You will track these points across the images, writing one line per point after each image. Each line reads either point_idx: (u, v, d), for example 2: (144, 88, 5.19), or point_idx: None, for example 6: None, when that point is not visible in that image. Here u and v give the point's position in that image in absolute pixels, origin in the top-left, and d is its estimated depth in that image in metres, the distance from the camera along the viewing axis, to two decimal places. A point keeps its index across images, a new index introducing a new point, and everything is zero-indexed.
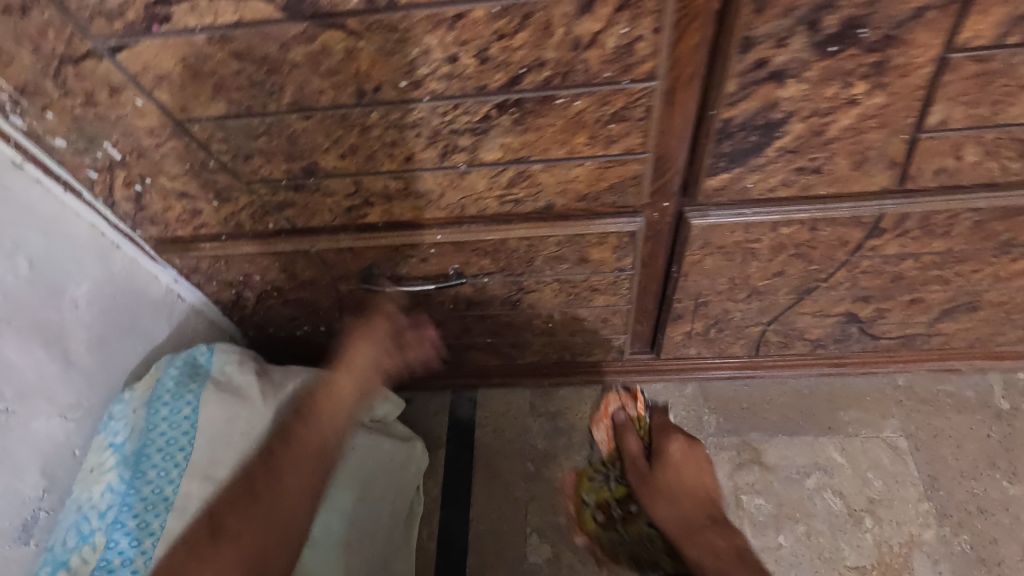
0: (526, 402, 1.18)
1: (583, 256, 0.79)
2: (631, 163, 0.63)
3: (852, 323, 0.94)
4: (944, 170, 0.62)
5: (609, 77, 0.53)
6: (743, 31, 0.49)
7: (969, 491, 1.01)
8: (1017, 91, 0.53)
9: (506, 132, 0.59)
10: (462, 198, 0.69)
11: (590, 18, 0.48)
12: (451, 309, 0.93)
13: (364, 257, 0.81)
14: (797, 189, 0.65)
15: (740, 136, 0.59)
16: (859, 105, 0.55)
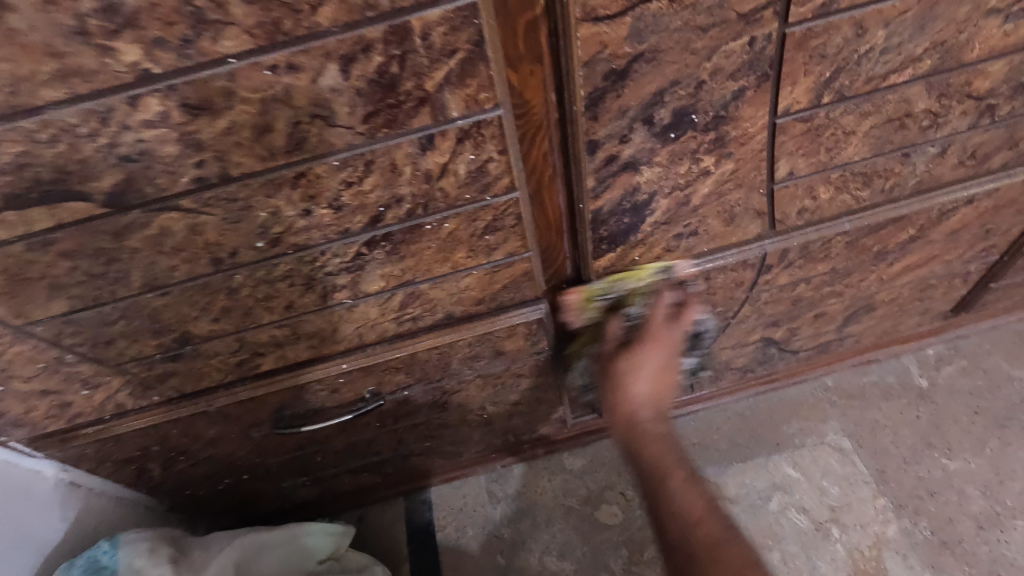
0: (482, 490, 1.15)
1: (497, 349, 0.77)
2: (517, 263, 0.63)
3: (770, 345, 0.97)
4: (805, 210, 0.66)
5: (471, 198, 0.53)
6: (586, 136, 0.50)
7: (916, 475, 1.04)
8: (844, 138, 0.57)
9: (383, 263, 0.57)
10: (355, 329, 0.66)
11: (435, 153, 0.47)
12: (378, 426, 0.88)
13: (270, 401, 0.75)
14: (682, 250, 0.67)
15: (614, 220, 0.60)
16: (712, 174, 0.57)
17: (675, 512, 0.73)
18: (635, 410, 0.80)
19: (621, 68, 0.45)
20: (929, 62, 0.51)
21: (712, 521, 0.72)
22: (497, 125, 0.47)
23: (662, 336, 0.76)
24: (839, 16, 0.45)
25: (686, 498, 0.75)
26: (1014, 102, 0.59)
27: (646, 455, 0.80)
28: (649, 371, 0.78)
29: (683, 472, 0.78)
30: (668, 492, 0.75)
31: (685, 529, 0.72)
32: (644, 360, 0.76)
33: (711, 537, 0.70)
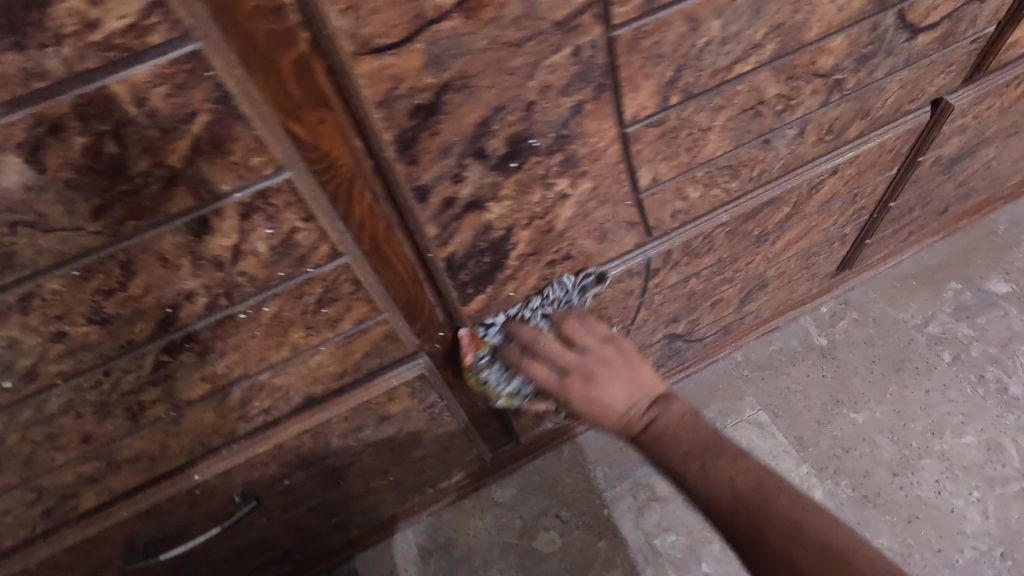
0: (411, 546, 1.05)
1: (382, 414, 0.68)
2: (373, 328, 0.53)
3: (675, 339, 0.94)
4: (678, 212, 0.61)
5: (286, 274, 0.43)
6: (409, 183, 0.41)
7: (831, 435, 1.06)
8: (702, 135, 0.52)
9: (199, 365, 0.46)
10: (193, 439, 0.54)
11: (216, 236, 0.37)
12: (267, 523, 0.76)
13: (113, 537, 0.61)
14: (559, 276, 0.61)
15: (473, 263, 0.52)
16: (571, 196, 0.51)
17: (714, 517, 0.56)
18: (617, 418, 0.65)
19: (428, 102, 0.36)
20: (771, 46, 0.47)
21: (777, 505, 0.53)
22: (290, 190, 0.37)
23: (595, 370, 0.65)
24: (667, 10, 0.39)
25: (726, 472, 0.57)
26: (859, 74, 0.57)
27: (694, 464, 0.58)
28: (611, 400, 0.64)
29: (698, 462, 0.58)
30: (691, 491, 0.58)
31: (744, 536, 0.53)
32: (602, 399, 0.64)
33: (782, 532, 0.51)
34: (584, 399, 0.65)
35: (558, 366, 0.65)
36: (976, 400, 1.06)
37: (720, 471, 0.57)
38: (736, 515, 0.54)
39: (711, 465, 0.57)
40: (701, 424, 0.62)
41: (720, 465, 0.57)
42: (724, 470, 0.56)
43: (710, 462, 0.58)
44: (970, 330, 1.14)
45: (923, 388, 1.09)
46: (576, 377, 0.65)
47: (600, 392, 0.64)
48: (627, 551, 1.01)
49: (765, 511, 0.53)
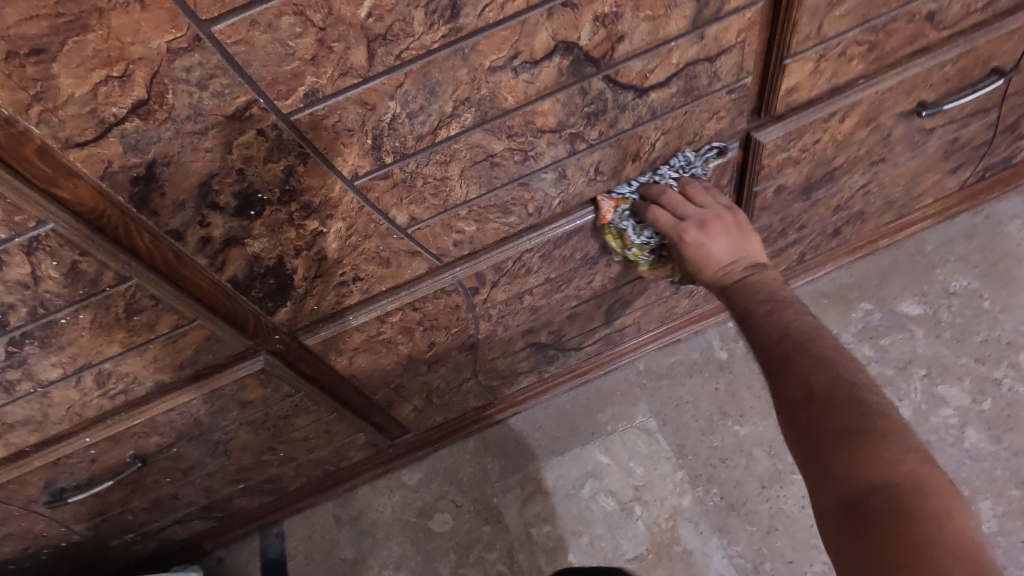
0: (329, 515, 1.21)
1: (241, 399, 0.83)
2: (192, 331, 0.68)
3: (546, 347, 1.04)
4: (461, 241, 0.72)
5: (87, 291, 0.58)
6: (162, 228, 0.56)
7: (711, 445, 1.11)
8: (441, 183, 0.63)
9: (44, 355, 0.63)
10: (68, 409, 0.72)
11: (11, 267, 0.53)
12: (172, 481, 0.94)
13: (32, 481, 0.80)
14: (361, 293, 0.73)
15: (259, 283, 0.65)
16: (328, 233, 0.63)
17: (758, 338, 0.66)
18: (716, 268, 0.74)
19: (143, 174, 0.50)
20: (469, 114, 0.57)
21: (820, 346, 0.62)
22: (59, 236, 0.52)
23: (707, 221, 0.74)
24: (334, 99, 0.51)
25: (787, 317, 0.66)
26: (598, 127, 0.65)
27: (756, 312, 0.69)
28: (719, 254, 0.73)
29: (766, 306, 0.69)
30: (753, 328, 0.68)
31: (780, 352, 0.63)
32: (708, 249, 0.74)
33: (816, 355, 0.61)
34: (697, 246, 0.73)
35: (673, 216, 0.74)
36: None
37: (775, 314, 0.67)
38: (778, 338, 0.64)
39: (776, 306, 0.68)
40: (785, 288, 0.72)
41: (787, 307, 0.67)
42: (788, 313, 0.66)
43: (774, 308, 0.68)
44: (871, 351, 1.14)
45: None
46: (693, 223, 0.73)
47: (710, 238, 0.73)
48: (507, 536, 1.12)
49: (808, 343, 0.62)
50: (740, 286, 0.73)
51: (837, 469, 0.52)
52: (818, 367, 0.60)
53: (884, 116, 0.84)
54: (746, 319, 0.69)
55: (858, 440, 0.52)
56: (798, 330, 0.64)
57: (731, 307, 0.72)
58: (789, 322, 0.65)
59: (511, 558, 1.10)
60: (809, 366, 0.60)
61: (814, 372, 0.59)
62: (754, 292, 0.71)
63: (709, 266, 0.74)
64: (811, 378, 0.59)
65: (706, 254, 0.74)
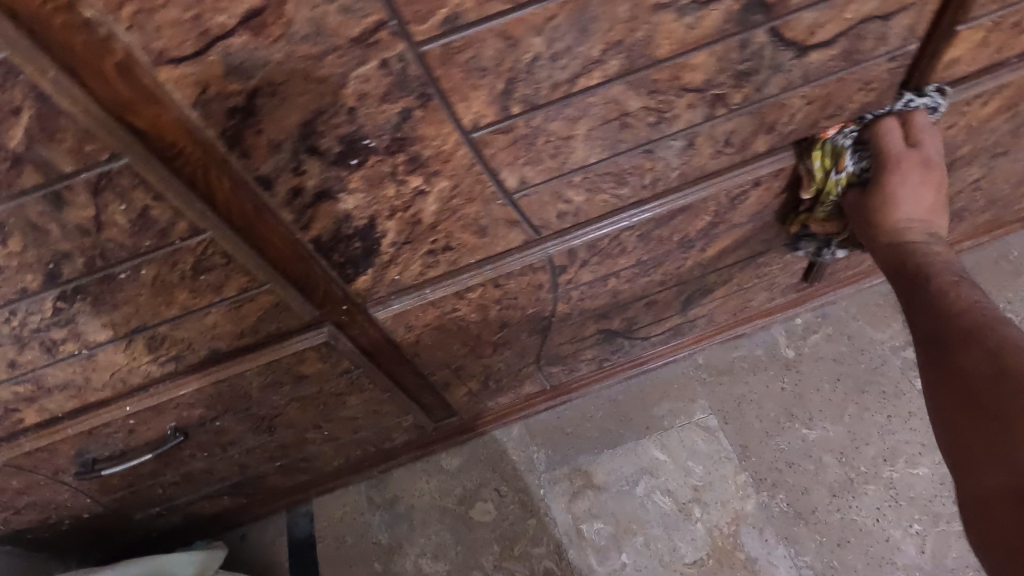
0: (362, 497, 1.14)
1: (297, 373, 0.75)
2: (259, 296, 0.60)
3: (615, 335, 0.96)
4: (565, 213, 0.64)
5: (154, 243, 0.50)
6: (250, 173, 0.47)
7: (776, 448, 1.05)
8: (563, 144, 0.54)
9: (95, 313, 0.55)
10: (113, 375, 0.64)
11: (74, 208, 0.44)
12: (209, 456, 0.87)
13: (63, 450, 0.73)
14: (446, 264, 0.65)
15: (343, 246, 0.57)
16: (429, 192, 0.55)
17: (924, 315, 0.62)
18: (895, 220, 0.68)
19: (242, 105, 0.42)
20: (615, 62, 0.49)
21: (1001, 330, 0.56)
22: (132, 175, 0.44)
23: (902, 160, 0.67)
24: (474, 29, 0.42)
25: (962, 296, 0.61)
26: (744, 89, 0.56)
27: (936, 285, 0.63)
28: (908, 200, 0.67)
29: (949, 278, 0.63)
30: (919, 304, 0.63)
31: (949, 333, 0.58)
32: (892, 192, 0.67)
33: (993, 342, 0.55)
34: (907, 182, 0.67)
35: (906, 145, 0.67)
36: None
37: (953, 292, 0.61)
38: (947, 318, 0.59)
39: (951, 283, 0.62)
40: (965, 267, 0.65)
41: (966, 287, 0.62)
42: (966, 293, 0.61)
43: (954, 284, 0.62)
44: None
45: (886, 413, 1.04)
46: (920, 164, 0.67)
47: (922, 189, 0.67)
48: (555, 530, 1.06)
49: (986, 329, 0.56)
50: (913, 255, 0.66)
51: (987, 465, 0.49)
52: (989, 354, 0.54)
53: None
54: (912, 295, 0.64)
55: (1018, 441, 0.47)
56: (971, 314, 0.58)
57: (901, 275, 0.66)
58: (959, 304, 0.60)
59: (558, 554, 1.04)
60: (981, 354, 0.55)
61: (986, 361, 0.54)
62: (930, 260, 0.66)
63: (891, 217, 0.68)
64: (984, 367, 0.54)
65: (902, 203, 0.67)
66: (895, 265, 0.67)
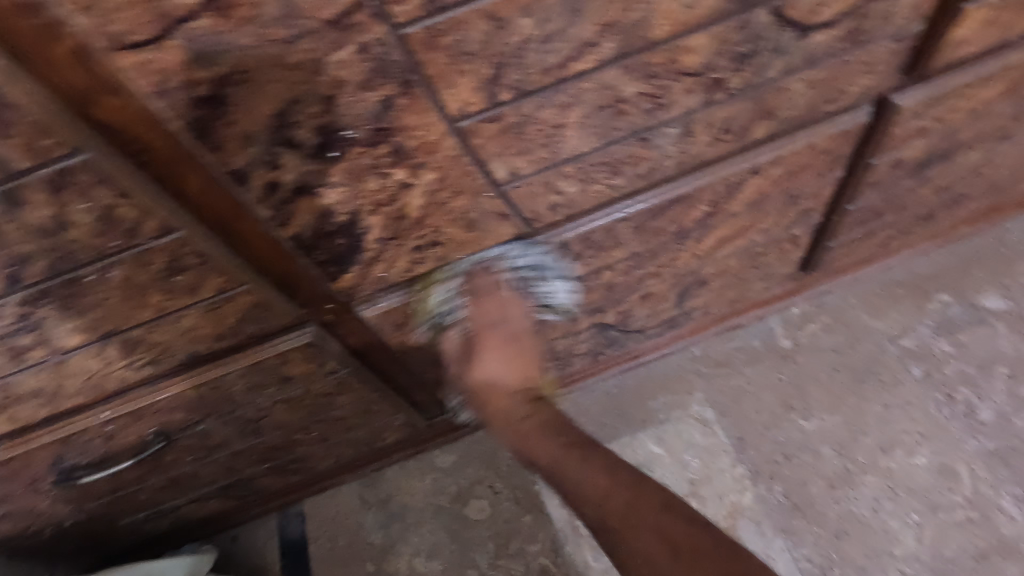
0: (355, 496, 1.12)
1: (282, 375, 0.72)
2: (238, 297, 0.57)
3: (609, 329, 0.94)
4: (557, 205, 0.61)
5: (122, 244, 0.47)
6: (222, 167, 0.44)
7: (774, 440, 1.03)
8: (556, 132, 0.52)
9: (63, 318, 0.52)
10: (87, 381, 0.61)
11: (31, 208, 0.41)
12: (193, 460, 0.84)
13: (39, 459, 0.70)
14: (434, 260, 0.63)
15: (325, 243, 0.54)
16: (414, 185, 0.52)
17: (584, 501, 0.80)
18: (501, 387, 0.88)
19: (209, 94, 0.39)
20: (609, 45, 0.46)
21: (642, 520, 0.75)
22: (93, 170, 0.41)
23: (512, 337, 0.82)
24: (459, 9, 0.39)
25: (599, 490, 0.79)
26: (743, 74, 0.54)
27: (585, 496, 0.79)
28: (495, 366, 0.85)
29: (574, 453, 0.83)
30: (574, 490, 0.81)
31: (603, 513, 0.78)
32: (484, 366, 0.84)
33: (639, 522, 0.75)
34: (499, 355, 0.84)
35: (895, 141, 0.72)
36: (937, 421, 1.01)
37: (599, 477, 0.80)
38: (606, 516, 0.77)
39: (591, 473, 0.80)
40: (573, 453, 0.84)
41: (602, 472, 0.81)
42: (596, 493, 0.78)
43: (607, 472, 0.81)
44: (950, 346, 1.05)
45: (883, 403, 1.03)
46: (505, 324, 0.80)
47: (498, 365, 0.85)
48: (551, 527, 1.04)
49: (647, 510, 0.77)
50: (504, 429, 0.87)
51: None
52: (639, 532, 0.75)
53: None
54: (570, 488, 0.81)
55: None
56: (627, 506, 0.77)
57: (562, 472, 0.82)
58: (603, 503, 0.78)
59: (555, 551, 1.03)
60: (665, 531, 0.74)
61: (677, 530, 0.74)
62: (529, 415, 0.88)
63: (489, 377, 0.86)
64: (683, 535, 0.74)
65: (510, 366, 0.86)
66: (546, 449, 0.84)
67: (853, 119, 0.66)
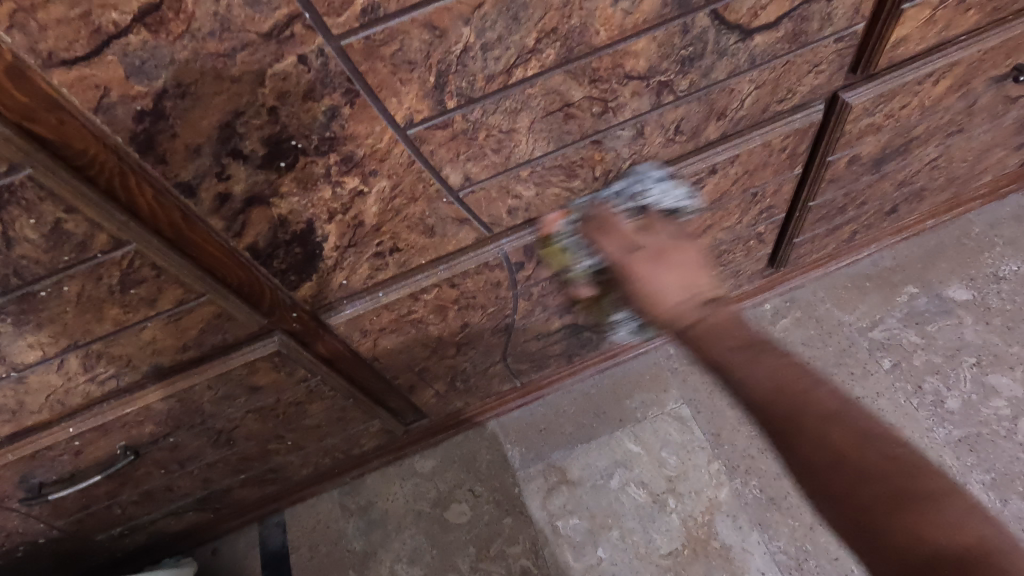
0: (335, 505, 1.12)
1: (250, 385, 0.72)
2: (198, 308, 0.57)
3: (581, 329, 0.95)
4: (515, 209, 0.62)
5: (73, 258, 0.47)
6: (170, 180, 0.45)
7: (749, 435, 1.05)
8: (507, 137, 0.53)
9: (19, 334, 0.52)
10: (49, 396, 0.61)
11: None
12: (166, 473, 0.84)
13: (5, 476, 0.69)
14: (396, 266, 0.63)
15: (282, 253, 0.55)
16: (369, 193, 0.53)
17: (749, 393, 0.54)
18: (666, 306, 0.60)
19: (150, 108, 0.39)
20: (552, 51, 0.47)
21: (845, 403, 0.52)
22: (37, 186, 0.41)
23: (667, 250, 0.64)
24: (397, 20, 0.40)
25: (773, 361, 0.55)
26: (690, 75, 0.55)
27: (746, 375, 0.54)
28: (665, 285, 0.61)
29: (738, 342, 0.57)
30: (732, 376, 0.55)
31: (765, 411, 0.52)
32: (653, 275, 0.62)
33: (823, 405, 0.51)
34: (655, 266, 0.63)
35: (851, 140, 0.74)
36: (907, 410, 1.02)
37: (766, 357, 0.55)
38: (761, 399, 0.53)
39: (756, 357, 0.55)
40: (741, 323, 0.59)
41: (764, 355, 0.56)
42: (767, 364, 0.54)
43: (756, 347, 0.56)
44: (918, 337, 1.07)
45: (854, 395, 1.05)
46: (648, 253, 0.64)
47: (663, 274, 0.62)
48: (531, 529, 1.05)
49: (825, 390, 0.52)
50: (671, 326, 0.61)
51: (894, 545, 0.45)
52: (805, 437, 0.50)
53: (976, 81, 0.75)
54: (717, 358, 0.57)
55: (911, 514, 0.45)
56: (808, 392, 0.52)
57: (704, 358, 0.58)
58: (743, 378, 0.54)
59: (535, 552, 1.03)
60: (874, 429, 0.50)
61: (884, 441, 0.49)
62: (710, 331, 0.59)
63: (649, 293, 0.62)
64: (878, 430, 0.50)
65: (666, 277, 0.62)
66: (687, 334, 0.60)
67: (810, 117, 0.68)
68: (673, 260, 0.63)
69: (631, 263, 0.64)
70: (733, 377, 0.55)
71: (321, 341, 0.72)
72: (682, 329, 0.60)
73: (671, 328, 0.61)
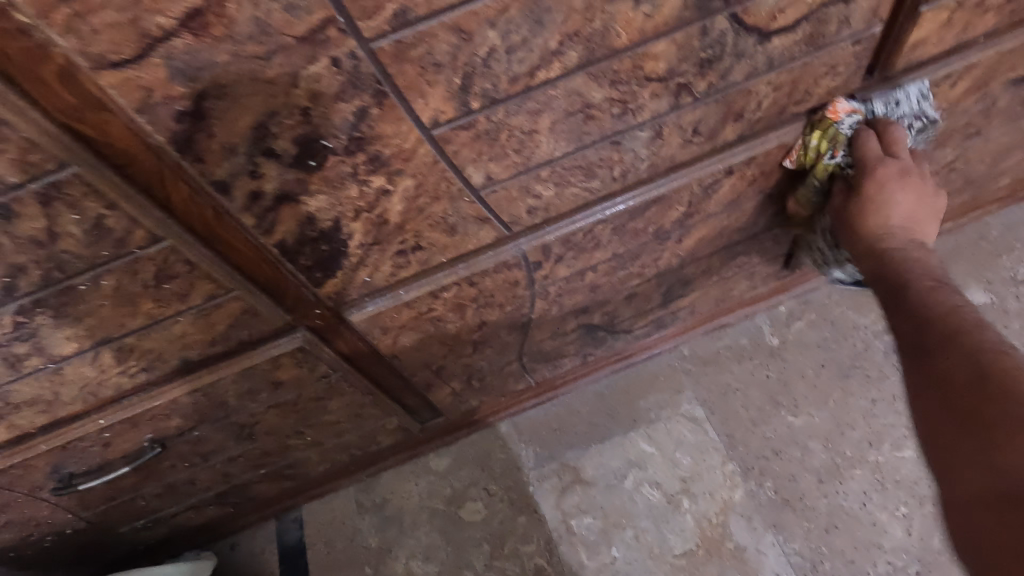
0: (351, 502, 1.13)
1: (273, 380, 0.74)
2: (227, 304, 0.59)
3: (596, 329, 0.96)
4: (534, 208, 0.63)
5: (111, 253, 0.49)
6: (205, 179, 0.46)
7: (763, 436, 1.05)
8: (528, 137, 0.54)
9: (58, 327, 0.54)
10: (83, 388, 0.63)
11: (23, 220, 0.43)
12: (189, 466, 0.86)
13: (37, 466, 0.72)
14: (417, 264, 0.64)
15: (308, 250, 0.56)
16: (393, 192, 0.54)
17: (911, 311, 0.59)
18: (880, 224, 0.66)
19: (190, 108, 0.41)
20: (574, 53, 0.48)
21: (966, 330, 0.54)
22: (81, 183, 0.43)
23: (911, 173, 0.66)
24: (425, 24, 0.41)
25: (943, 296, 0.59)
26: (708, 77, 0.56)
27: (920, 310, 0.58)
28: (899, 205, 0.66)
29: (930, 282, 0.61)
30: (903, 297, 0.61)
31: (931, 320, 0.57)
32: (884, 196, 0.66)
33: (966, 329, 0.54)
34: (891, 183, 0.66)
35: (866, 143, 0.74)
36: None
37: (924, 293, 0.60)
38: (921, 316, 0.58)
39: (936, 289, 0.60)
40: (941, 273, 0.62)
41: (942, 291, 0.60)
42: (942, 296, 0.59)
43: (940, 286, 0.61)
44: None
45: (870, 397, 1.04)
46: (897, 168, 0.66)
47: (898, 198, 0.66)
48: (545, 527, 1.06)
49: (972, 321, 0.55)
50: (874, 244, 0.67)
51: (992, 458, 0.45)
52: (946, 346, 0.54)
53: (994, 83, 0.75)
54: (901, 282, 0.62)
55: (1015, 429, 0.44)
56: (951, 315, 0.56)
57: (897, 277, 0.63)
58: (932, 295, 0.59)
59: (549, 551, 1.04)
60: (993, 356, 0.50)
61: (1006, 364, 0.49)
62: (891, 253, 0.65)
63: (880, 210, 0.66)
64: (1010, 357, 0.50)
65: (895, 199, 0.66)
66: (882, 263, 0.65)
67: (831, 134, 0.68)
68: (896, 188, 0.66)
69: (884, 176, 0.65)
70: (897, 302, 0.61)
71: (343, 337, 0.73)
72: (911, 245, 0.66)
73: (863, 257, 0.68)
